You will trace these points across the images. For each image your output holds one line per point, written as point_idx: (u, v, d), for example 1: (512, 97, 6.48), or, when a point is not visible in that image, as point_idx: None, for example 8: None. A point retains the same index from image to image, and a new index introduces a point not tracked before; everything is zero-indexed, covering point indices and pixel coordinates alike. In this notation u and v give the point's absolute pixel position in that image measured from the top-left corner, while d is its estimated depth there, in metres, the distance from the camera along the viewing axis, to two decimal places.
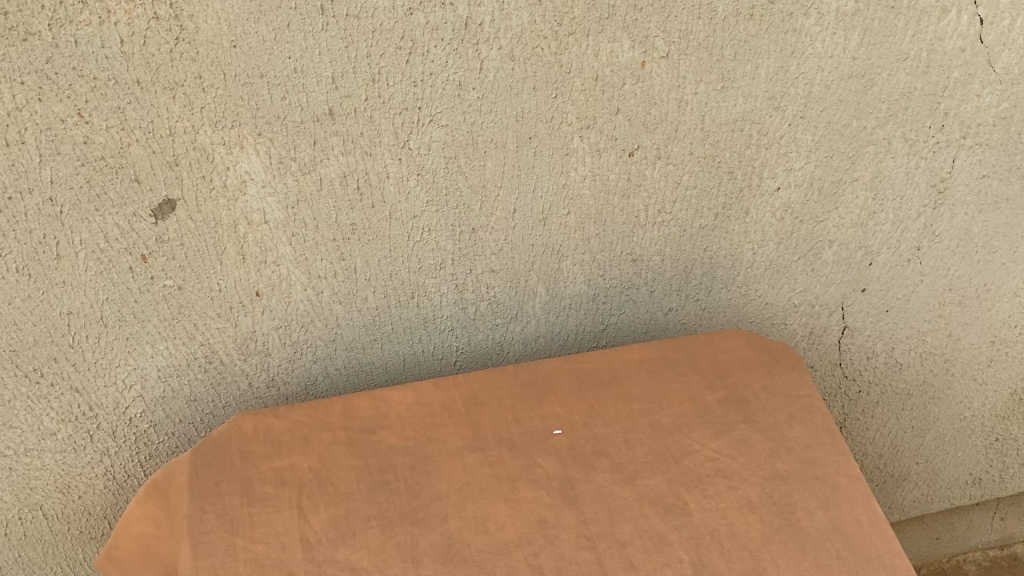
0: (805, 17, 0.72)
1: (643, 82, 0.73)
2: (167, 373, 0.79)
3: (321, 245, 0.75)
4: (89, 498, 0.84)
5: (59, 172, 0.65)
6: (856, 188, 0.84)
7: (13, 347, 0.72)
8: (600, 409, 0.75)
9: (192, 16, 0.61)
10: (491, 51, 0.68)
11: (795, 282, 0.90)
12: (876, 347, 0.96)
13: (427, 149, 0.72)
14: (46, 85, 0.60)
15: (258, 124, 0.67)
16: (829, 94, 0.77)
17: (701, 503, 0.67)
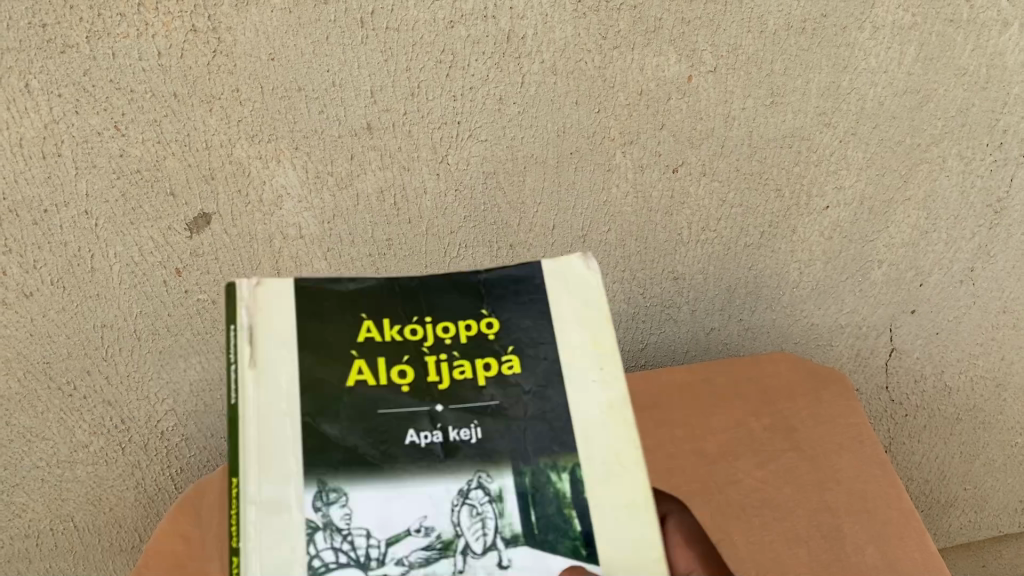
0: (859, 31, 0.69)
1: (689, 96, 0.71)
2: (200, 388, 0.78)
3: (357, 260, 0.74)
4: (119, 512, 0.83)
5: (95, 185, 0.64)
6: (909, 208, 0.81)
7: (47, 359, 0.71)
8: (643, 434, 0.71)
9: (230, 28, 0.60)
10: (534, 64, 0.66)
11: (842, 303, 0.87)
12: (925, 370, 0.93)
13: (466, 165, 0.71)
14: (84, 97, 0.60)
15: (295, 138, 0.66)
16: (882, 110, 0.74)
17: (747, 537, 0.65)
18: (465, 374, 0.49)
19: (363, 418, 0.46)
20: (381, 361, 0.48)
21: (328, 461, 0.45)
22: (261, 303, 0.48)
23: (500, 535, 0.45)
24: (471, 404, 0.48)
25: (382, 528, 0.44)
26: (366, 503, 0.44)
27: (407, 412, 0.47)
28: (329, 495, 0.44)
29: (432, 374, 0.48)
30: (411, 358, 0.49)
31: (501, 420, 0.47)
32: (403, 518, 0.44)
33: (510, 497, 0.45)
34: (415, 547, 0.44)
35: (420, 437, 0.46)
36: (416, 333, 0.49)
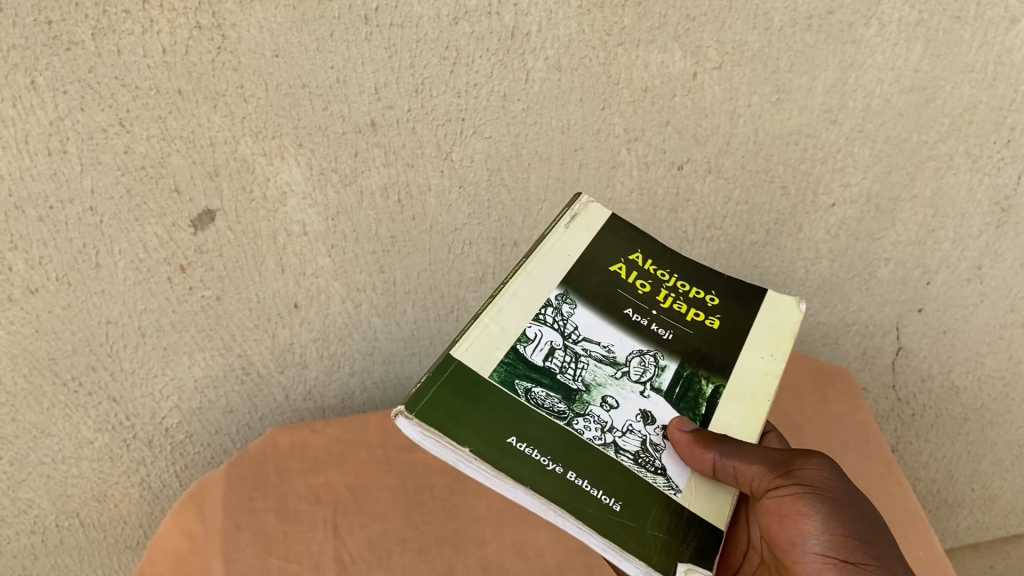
0: (866, 28, 0.69)
1: (694, 93, 0.71)
2: (205, 383, 0.78)
3: (361, 257, 0.74)
4: (125, 507, 0.84)
5: (100, 181, 0.64)
6: (915, 205, 0.80)
7: (53, 355, 0.72)
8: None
9: (234, 25, 0.60)
10: (538, 61, 0.66)
11: (848, 301, 0.87)
12: (931, 369, 0.93)
13: (471, 162, 0.71)
14: (89, 94, 0.60)
15: (300, 135, 0.66)
16: (889, 107, 0.74)
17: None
18: (682, 311, 0.56)
19: (607, 291, 0.54)
20: (637, 274, 0.56)
21: (595, 310, 0.53)
22: (583, 214, 0.58)
23: (654, 387, 0.51)
24: (682, 325, 0.55)
25: (586, 330, 0.52)
26: (590, 320, 0.52)
27: (631, 304, 0.54)
28: (566, 298, 0.53)
29: (661, 298, 0.56)
30: (654, 284, 0.56)
31: (693, 328, 0.55)
32: (603, 336, 0.52)
33: (671, 371, 0.52)
34: (578, 365, 0.50)
35: (635, 317, 0.54)
36: (663, 276, 0.57)
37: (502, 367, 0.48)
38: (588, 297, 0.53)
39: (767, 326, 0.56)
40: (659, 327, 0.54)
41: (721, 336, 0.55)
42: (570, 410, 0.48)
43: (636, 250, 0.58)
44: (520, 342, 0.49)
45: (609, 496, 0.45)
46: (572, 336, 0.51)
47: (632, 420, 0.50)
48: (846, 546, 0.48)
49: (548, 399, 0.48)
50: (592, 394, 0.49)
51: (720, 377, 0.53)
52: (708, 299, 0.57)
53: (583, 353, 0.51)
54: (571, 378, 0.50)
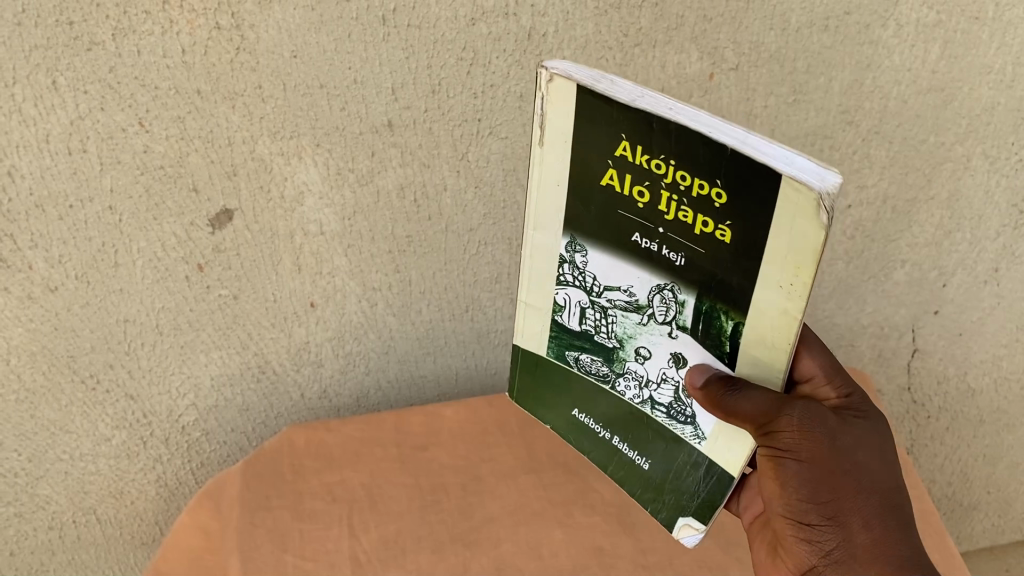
0: (883, 29, 0.69)
1: (710, 94, 0.71)
2: (221, 382, 0.78)
3: (377, 257, 0.75)
4: (141, 504, 0.84)
5: (120, 180, 0.65)
6: (932, 207, 0.80)
7: (71, 353, 0.72)
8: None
9: (253, 26, 0.60)
10: (555, 62, 0.67)
11: (864, 303, 0.86)
12: (947, 371, 0.92)
13: (487, 162, 0.71)
14: (109, 94, 0.61)
15: (317, 135, 0.66)
16: (906, 108, 0.74)
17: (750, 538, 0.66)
18: (689, 221, 0.42)
19: (605, 218, 0.46)
20: (631, 178, 0.43)
21: (604, 250, 0.47)
22: (551, 112, 0.44)
23: (679, 326, 0.47)
24: (690, 242, 0.43)
25: (603, 277, 0.48)
26: (604, 264, 0.47)
27: (636, 225, 0.45)
28: (576, 247, 0.48)
29: (662, 207, 0.43)
30: (652, 186, 0.42)
31: (705, 243, 0.42)
32: (619, 279, 0.47)
33: (691, 305, 0.46)
34: (607, 321, 0.50)
35: (643, 242, 0.45)
36: (658, 166, 0.41)
37: (552, 341, 0.53)
38: (593, 237, 0.47)
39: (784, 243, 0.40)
40: (670, 252, 0.44)
41: (734, 253, 0.42)
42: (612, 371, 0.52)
43: (621, 137, 0.42)
44: (556, 313, 0.52)
45: (641, 456, 0.53)
46: (595, 290, 0.49)
47: (666, 366, 0.50)
48: (807, 508, 0.51)
49: (595, 365, 0.52)
50: (627, 348, 0.50)
51: (740, 316, 0.44)
52: (715, 195, 0.40)
53: (609, 306, 0.49)
54: (605, 337, 0.51)
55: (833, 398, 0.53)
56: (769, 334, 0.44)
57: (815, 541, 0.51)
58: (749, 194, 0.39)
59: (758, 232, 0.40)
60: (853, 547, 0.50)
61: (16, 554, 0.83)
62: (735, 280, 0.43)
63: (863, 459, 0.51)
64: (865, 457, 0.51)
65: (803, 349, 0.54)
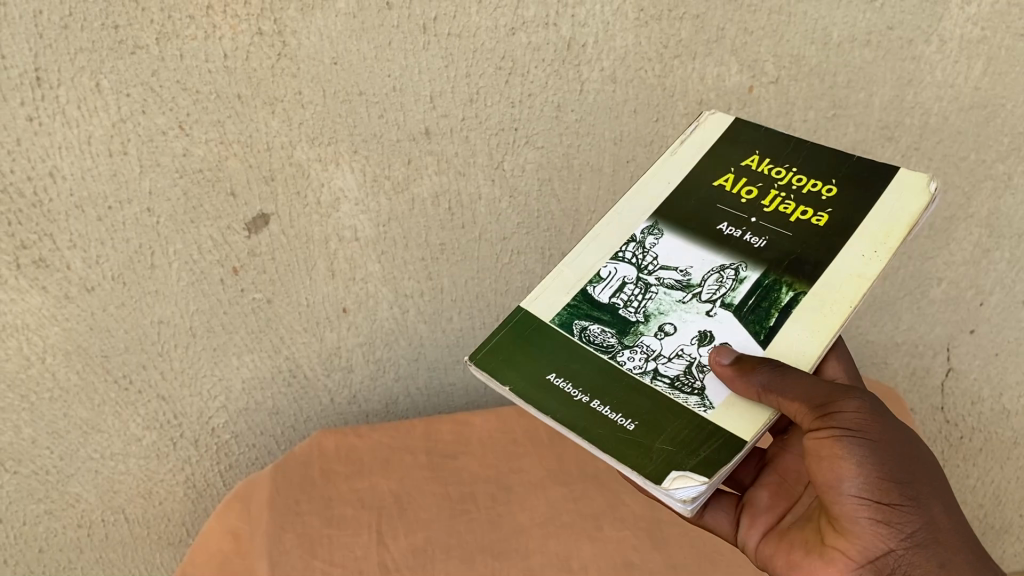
0: (926, 44, 0.68)
1: (749, 107, 0.70)
2: (252, 385, 0.79)
3: (410, 263, 0.75)
4: (168, 505, 0.85)
5: (158, 183, 0.65)
6: (971, 225, 0.79)
7: (105, 352, 0.73)
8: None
9: (295, 32, 0.61)
10: (593, 72, 0.67)
11: (899, 320, 0.85)
12: (982, 392, 0.90)
13: (522, 171, 0.71)
14: (150, 97, 0.61)
15: (355, 142, 0.67)
16: (947, 125, 0.73)
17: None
18: (787, 212, 0.53)
19: (703, 209, 0.55)
20: (746, 180, 0.55)
21: (681, 235, 0.54)
22: (693, 134, 0.58)
23: (722, 303, 0.51)
24: (779, 227, 0.53)
25: (665, 257, 0.53)
26: (671, 249, 0.53)
27: (728, 217, 0.54)
28: (653, 230, 0.54)
29: (765, 203, 0.54)
30: (764, 186, 0.55)
31: (795, 229, 0.52)
32: (683, 259, 0.53)
33: (750, 283, 0.51)
34: (643, 296, 0.52)
35: (728, 230, 0.53)
36: (778, 173, 0.55)
37: (567, 308, 0.52)
38: (677, 223, 0.54)
39: (884, 219, 0.51)
40: (751, 237, 0.53)
41: (823, 234, 0.52)
42: (619, 344, 0.50)
43: (755, 152, 0.56)
44: (592, 283, 0.53)
45: (628, 419, 0.46)
46: (648, 268, 0.53)
47: (686, 343, 0.50)
48: (889, 485, 0.45)
49: (603, 336, 0.50)
50: (650, 324, 0.51)
51: (803, 285, 0.50)
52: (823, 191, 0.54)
53: (655, 283, 0.52)
54: (632, 311, 0.51)
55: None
56: (835, 293, 0.49)
57: (897, 530, 0.45)
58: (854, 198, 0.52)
59: (859, 215, 0.52)
60: (937, 530, 0.46)
61: (45, 552, 0.84)
62: (819, 252, 0.51)
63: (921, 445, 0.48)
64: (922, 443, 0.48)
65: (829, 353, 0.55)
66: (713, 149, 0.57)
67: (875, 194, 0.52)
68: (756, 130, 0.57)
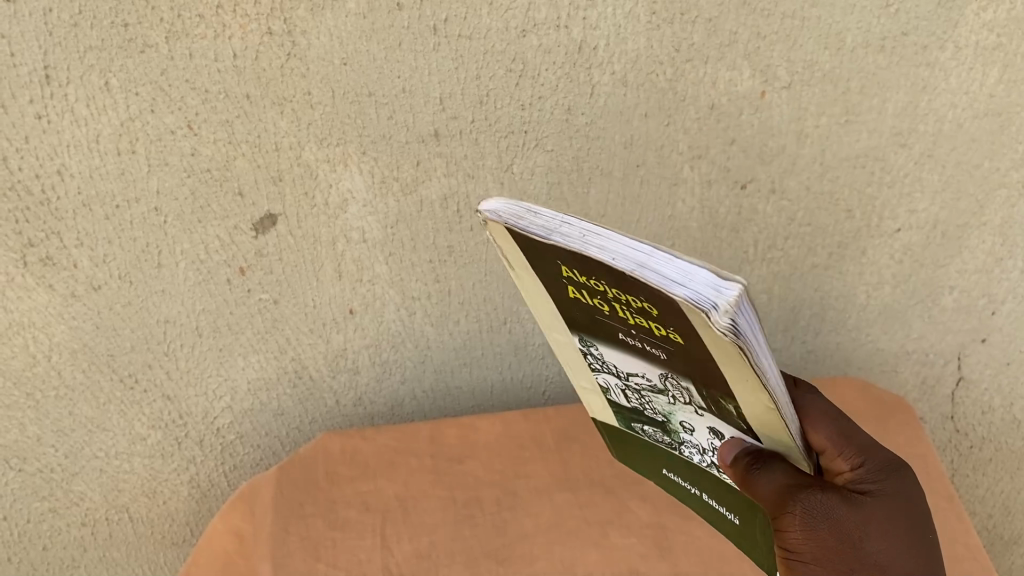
0: (940, 50, 0.67)
1: (761, 112, 0.70)
2: (257, 386, 0.79)
3: (417, 265, 0.74)
4: (173, 504, 0.84)
5: (166, 182, 0.65)
6: (984, 233, 0.78)
7: (111, 351, 0.73)
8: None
9: (305, 32, 0.60)
10: (604, 76, 0.66)
11: (909, 328, 0.85)
12: (993, 402, 0.89)
13: (531, 174, 0.70)
14: (159, 96, 0.61)
15: (364, 143, 0.66)
16: (961, 132, 0.72)
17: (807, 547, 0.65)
18: (648, 326, 0.43)
19: (592, 321, 0.47)
20: (588, 294, 0.44)
21: (607, 345, 0.48)
22: (508, 249, 0.46)
23: (698, 404, 0.47)
24: (661, 343, 0.43)
25: (621, 364, 0.49)
26: (616, 356, 0.49)
27: (617, 330, 0.45)
28: (588, 344, 0.50)
29: (623, 314, 0.43)
30: (605, 301, 0.43)
31: (675, 346, 0.43)
32: (632, 366, 0.48)
33: (694, 391, 0.46)
34: (649, 400, 0.51)
35: (628, 339, 0.46)
36: (599, 285, 0.42)
37: (618, 412, 0.55)
38: (594, 337, 0.48)
39: (710, 338, 0.39)
40: (652, 347, 0.45)
41: (693, 347, 0.41)
42: (673, 441, 0.53)
43: (561, 268, 0.43)
44: (606, 392, 0.54)
45: (732, 512, 0.53)
46: (620, 375, 0.50)
47: (710, 438, 0.50)
48: None
49: (660, 436, 0.53)
50: (675, 424, 0.51)
51: (733, 397, 0.44)
52: (650, 307, 0.40)
53: (639, 387, 0.50)
54: (653, 412, 0.52)
55: (846, 471, 0.48)
56: (751, 404, 0.43)
57: None
58: (667, 310, 0.39)
59: (690, 330, 0.40)
60: None
61: (48, 549, 0.84)
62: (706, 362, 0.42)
63: (879, 552, 0.46)
64: (874, 547, 0.46)
65: (809, 423, 0.48)
66: (535, 264, 0.45)
67: (679, 309, 0.38)
68: (534, 240, 0.43)
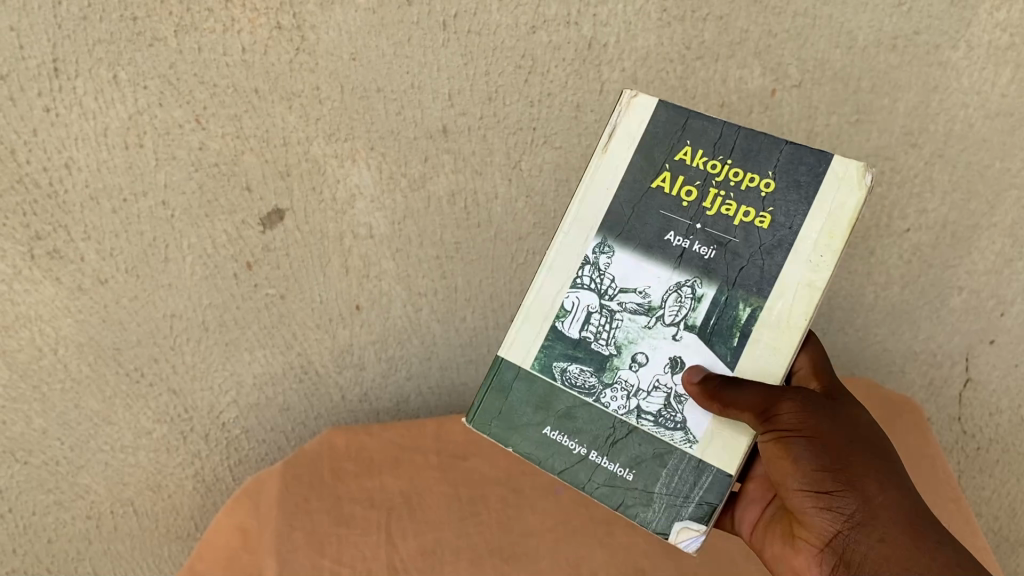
0: (953, 49, 0.69)
1: (772, 110, 0.69)
2: (263, 381, 0.76)
3: (423, 261, 0.72)
4: (178, 498, 0.81)
5: (174, 176, 0.66)
6: (994, 234, 0.77)
7: (117, 345, 0.73)
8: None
9: (315, 27, 0.64)
10: (614, 73, 0.67)
11: (917, 329, 0.82)
12: (1001, 403, 0.86)
13: (540, 171, 0.70)
14: (168, 89, 0.64)
15: (372, 138, 0.67)
16: (972, 132, 0.72)
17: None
18: (732, 214, 0.46)
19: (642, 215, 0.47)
20: (684, 179, 0.47)
21: (631, 249, 0.47)
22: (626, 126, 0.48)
23: (688, 322, 0.47)
24: (728, 234, 0.46)
25: (620, 281, 0.47)
26: (625, 269, 0.47)
27: (670, 223, 0.47)
28: (604, 247, 0.48)
29: (708, 203, 0.47)
30: (703, 184, 0.47)
31: (742, 234, 0.46)
32: (636, 279, 0.47)
33: (709, 300, 0.46)
34: (609, 324, 0.48)
35: (676, 241, 0.47)
36: (716, 165, 0.47)
37: (542, 349, 0.48)
38: (627, 235, 0.47)
39: (820, 219, 0.45)
40: (698, 243, 0.47)
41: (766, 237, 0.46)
42: (602, 381, 0.48)
43: (688, 143, 0.47)
44: (559, 320, 0.48)
45: (624, 468, 0.47)
46: (609, 293, 0.48)
47: (661, 372, 0.47)
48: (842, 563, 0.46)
49: (583, 377, 0.48)
50: (622, 357, 0.48)
51: (758, 300, 0.46)
52: (763, 185, 0.46)
53: (618, 311, 0.47)
54: (602, 344, 0.48)
55: None
56: (787, 314, 0.45)
57: None
58: (806, 173, 0.45)
59: (802, 207, 0.45)
60: None
61: (53, 543, 0.81)
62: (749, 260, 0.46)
63: None
64: None
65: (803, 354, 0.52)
66: (644, 143, 0.48)
67: (804, 201, 0.45)
68: (685, 114, 0.47)
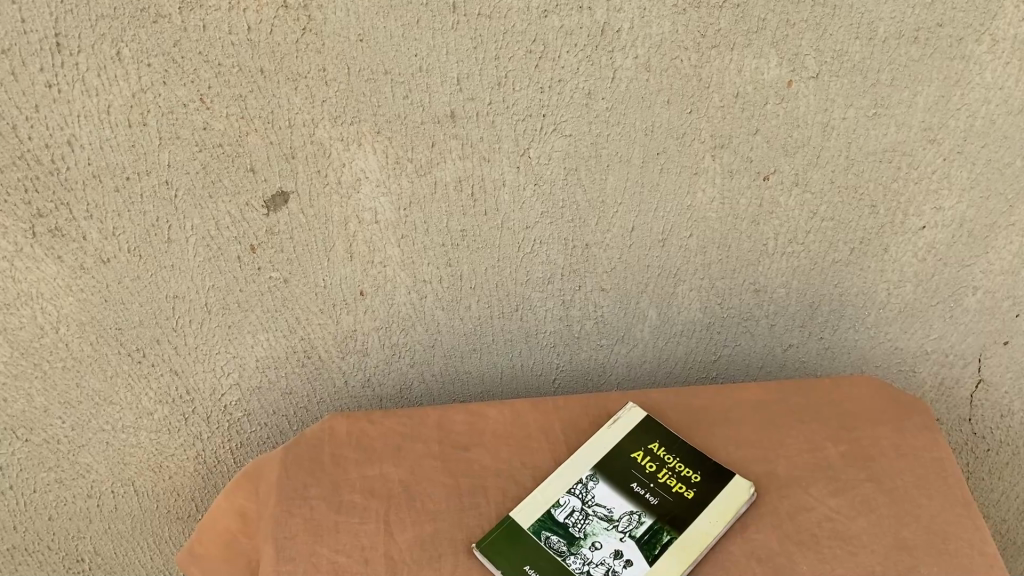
0: (977, 43, 0.65)
1: (787, 102, 0.68)
2: (266, 364, 0.78)
3: (429, 249, 0.73)
4: (178, 479, 0.85)
5: (177, 157, 0.64)
6: (1012, 233, 0.76)
7: (119, 325, 0.72)
8: (736, 449, 0.71)
9: (321, 7, 0.59)
10: (627, 59, 0.64)
11: (930, 328, 0.83)
12: (1013, 406, 0.87)
13: (548, 159, 0.69)
14: (171, 68, 0.60)
15: (378, 122, 0.65)
16: (993, 129, 0.70)
17: (847, 566, 0.61)
18: None
19: None
20: None
21: (609, 484, 0.67)
22: None
23: (631, 535, 0.63)
24: None
25: (602, 496, 0.66)
26: (605, 493, 0.66)
27: None
28: (592, 478, 0.67)
29: None
30: None
31: None
32: (612, 502, 0.65)
33: (647, 525, 0.64)
34: (582, 521, 0.64)
35: None
36: None
37: (540, 518, 0.64)
38: (605, 488, 0.66)
39: None
40: (651, 494, 0.66)
41: None
42: (569, 549, 0.62)
43: None
44: (553, 506, 0.65)
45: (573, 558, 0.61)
46: (588, 501, 0.65)
47: (608, 556, 0.62)
48: None
49: (559, 545, 0.62)
50: (584, 541, 0.63)
51: None
52: None
53: (593, 513, 0.65)
54: (580, 528, 0.64)
55: None
56: None
57: None
58: None
59: None
60: None
61: (54, 519, 0.84)
62: None
63: None
64: None
65: None
66: None
67: None
68: None
